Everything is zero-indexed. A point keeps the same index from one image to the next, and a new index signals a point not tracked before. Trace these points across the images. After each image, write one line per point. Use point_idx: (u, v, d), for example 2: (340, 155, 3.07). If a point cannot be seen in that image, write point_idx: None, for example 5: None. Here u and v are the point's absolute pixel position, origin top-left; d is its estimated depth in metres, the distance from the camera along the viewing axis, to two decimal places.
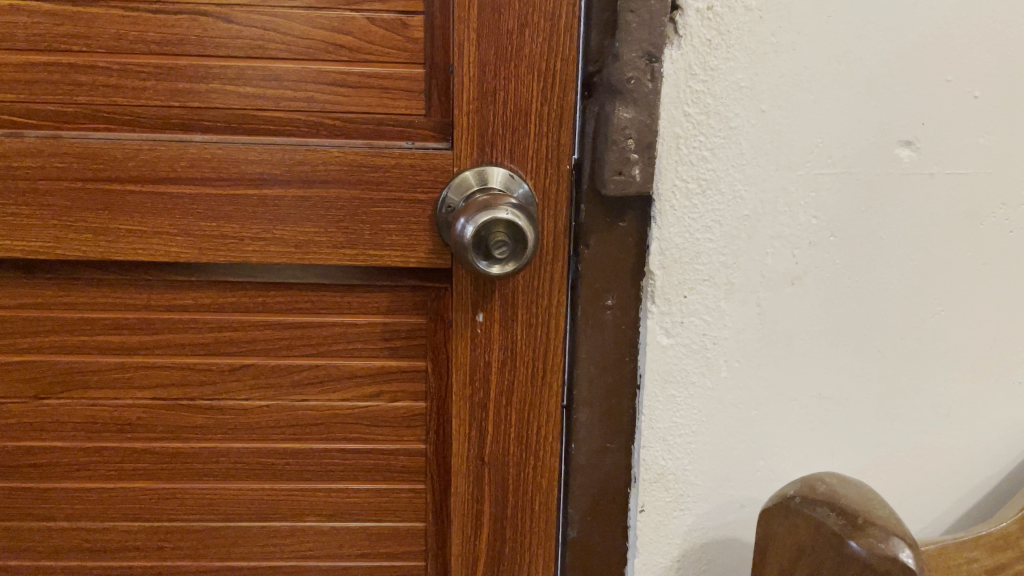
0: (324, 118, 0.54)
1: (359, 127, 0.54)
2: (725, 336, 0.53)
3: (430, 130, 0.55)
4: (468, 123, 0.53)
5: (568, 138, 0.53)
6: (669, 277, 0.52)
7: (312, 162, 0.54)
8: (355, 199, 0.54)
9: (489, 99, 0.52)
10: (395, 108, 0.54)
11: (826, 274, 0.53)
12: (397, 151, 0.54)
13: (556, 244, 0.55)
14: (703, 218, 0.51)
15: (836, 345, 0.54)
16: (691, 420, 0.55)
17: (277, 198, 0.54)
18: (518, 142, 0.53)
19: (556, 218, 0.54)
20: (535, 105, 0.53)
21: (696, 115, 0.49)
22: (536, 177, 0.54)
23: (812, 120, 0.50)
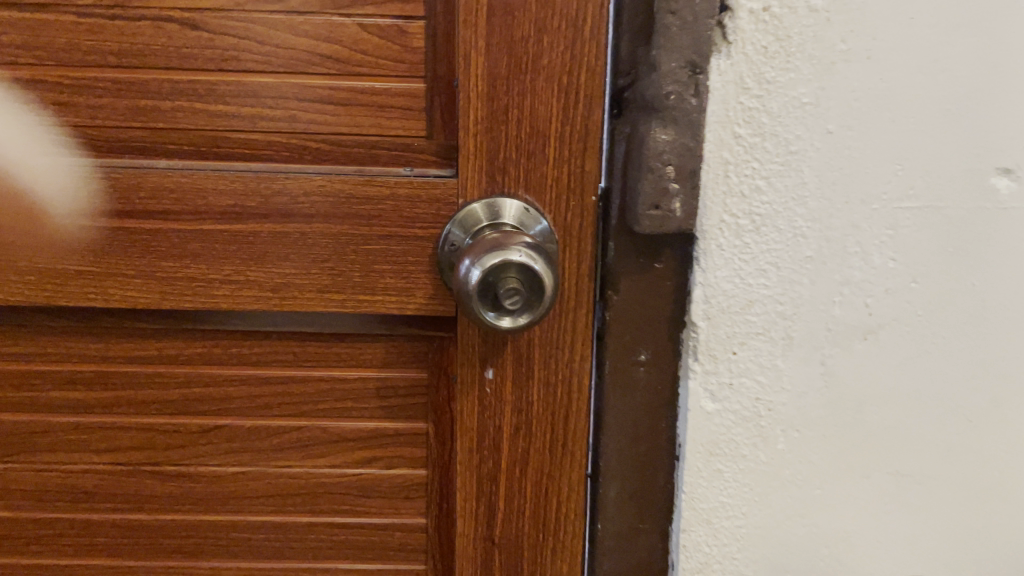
0: (308, 141, 0.46)
1: (350, 152, 0.46)
2: (782, 400, 0.45)
3: (432, 155, 0.46)
4: (476, 146, 0.45)
5: (595, 165, 0.45)
6: (715, 330, 0.44)
7: (292, 192, 0.45)
8: (343, 235, 0.46)
9: (501, 119, 0.44)
10: (390, 129, 0.46)
11: (906, 329, 0.44)
12: (393, 179, 0.46)
13: (580, 289, 0.46)
14: (757, 261, 0.43)
15: (918, 414, 0.45)
16: (741, 499, 0.46)
17: (252, 234, 0.46)
18: (535, 169, 0.45)
19: (579, 258, 0.46)
20: (555, 125, 0.44)
21: (749, 136, 0.41)
22: (557, 211, 0.45)
23: (889, 144, 0.41)
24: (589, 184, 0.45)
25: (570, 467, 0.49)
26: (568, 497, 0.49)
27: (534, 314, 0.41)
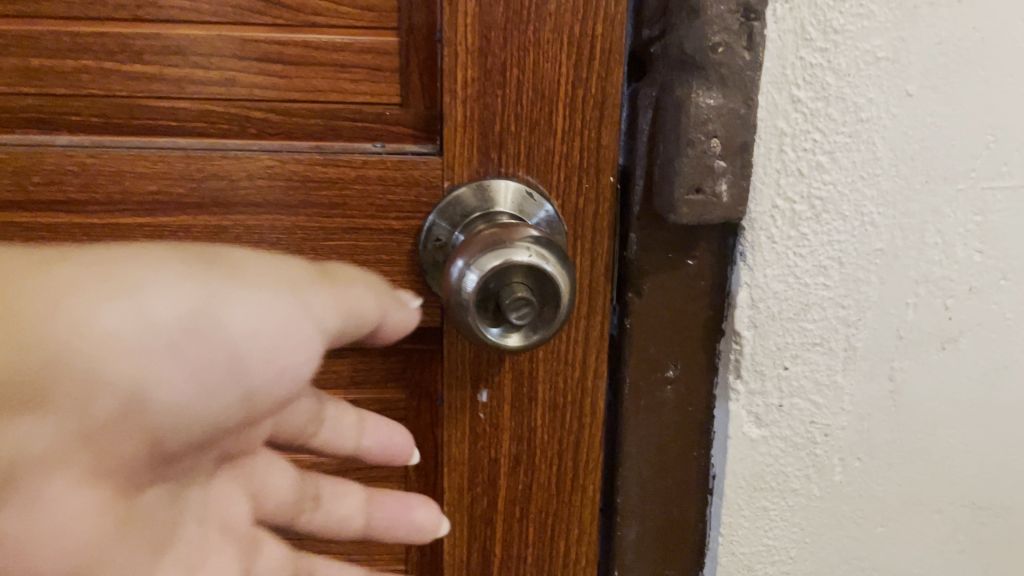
0: (251, 109, 0.36)
1: (305, 123, 0.36)
2: (841, 423, 0.37)
3: (408, 127, 0.37)
4: (466, 116, 0.35)
5: (613, 138, 0.35)
6: (763, 341, 0.35)
7: (231, 174, 0.36)
8: (298, 229, 0.37)
9: (497, 80, 0.34)
10: (355, 94, 0.36)
11: (990, 335, 0.36)
12: (359, 157, 0.36)
13: (595, 298, 0.37)
14: (816, 255, 0.34)
15: (999, 437, 0.38)
16: (789, 542, 0.38)
17: (182, 229, 0.36)
18: (538, 144, 0.35)
19: (593, 254, 0.37)
20: (566, 88, 0.35)
21: (810, 100, 0.32)
22: (567, 196, 0.36)
23: (981, 108, 0.33)
24: (606, 163, 0.36)
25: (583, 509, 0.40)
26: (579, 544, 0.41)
27: (546, 329, 0.33)
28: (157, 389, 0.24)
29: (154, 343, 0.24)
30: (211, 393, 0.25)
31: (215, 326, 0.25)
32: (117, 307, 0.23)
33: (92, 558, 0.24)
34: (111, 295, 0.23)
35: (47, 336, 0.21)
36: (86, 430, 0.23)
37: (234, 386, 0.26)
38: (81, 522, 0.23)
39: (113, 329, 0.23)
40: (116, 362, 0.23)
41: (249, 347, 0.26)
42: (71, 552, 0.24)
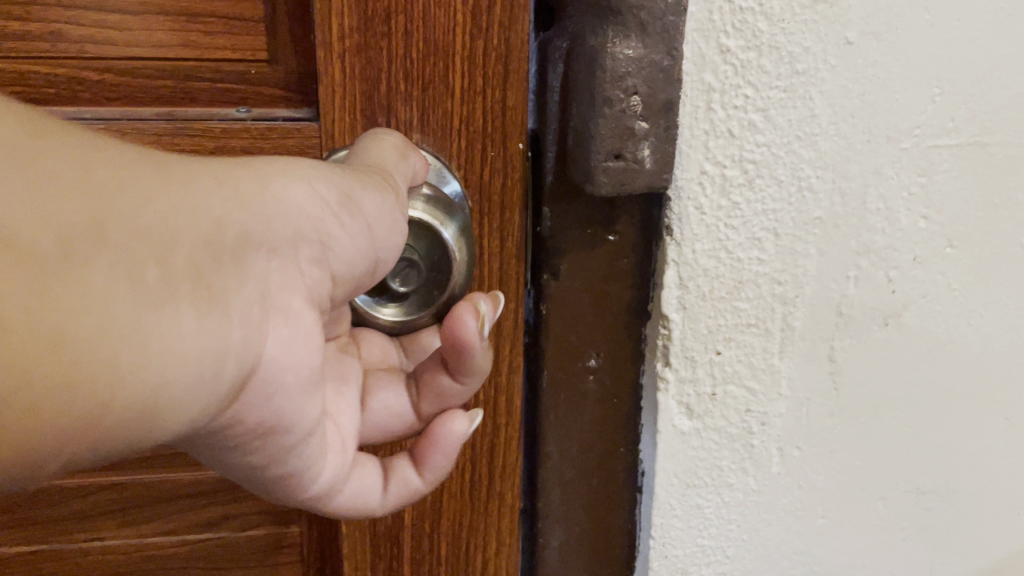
0: (83, 69, 0.30)
1: (151, 85, 0.30)
2: (778, 410, 0.33)
3: (278, 88, 0.31)
4: (343, 75, 0.29)
5: (522, 97, 0.30)
6: (693, 325, 0.31)
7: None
8: None
9: (380, 29, 0.29)
10: (212, 50, 0.30)
11: (935, 308, 0.33)
12: (217, 126, 0.31)
13: (505, 281, 0.32)
14: (748, 227, 0.30)
15: (946, 417, 0.35)
16: (726, 540, 0.35)
17: None
18: (434, 106, 0.30)
19: (502, 231, 0.32)
20: (462, 37, 0.29)
21: (741, 50, 0.28)
22: (469, 168, 0.31)
23: (926, 58, 0.30)
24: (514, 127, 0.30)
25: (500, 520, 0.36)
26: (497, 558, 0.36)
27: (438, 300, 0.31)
28: (334, 249, 0.23)
29: (329, 214, 0.22)
30: (365, 265, 0.24)
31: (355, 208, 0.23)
32: (296, 188, 0.22)
33: (306, 398, 0.23)
34: (290, 172, 0.22)
35: (269, 203, 0.21)
36: (300, 280, 0.21)
37: (371, 255, 0.24)
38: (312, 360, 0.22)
39: (300, 203, 0.21)
40: (314, 224, 0.22)
41: (378, 225, 0.24)
42: (300, 389, 0.23)
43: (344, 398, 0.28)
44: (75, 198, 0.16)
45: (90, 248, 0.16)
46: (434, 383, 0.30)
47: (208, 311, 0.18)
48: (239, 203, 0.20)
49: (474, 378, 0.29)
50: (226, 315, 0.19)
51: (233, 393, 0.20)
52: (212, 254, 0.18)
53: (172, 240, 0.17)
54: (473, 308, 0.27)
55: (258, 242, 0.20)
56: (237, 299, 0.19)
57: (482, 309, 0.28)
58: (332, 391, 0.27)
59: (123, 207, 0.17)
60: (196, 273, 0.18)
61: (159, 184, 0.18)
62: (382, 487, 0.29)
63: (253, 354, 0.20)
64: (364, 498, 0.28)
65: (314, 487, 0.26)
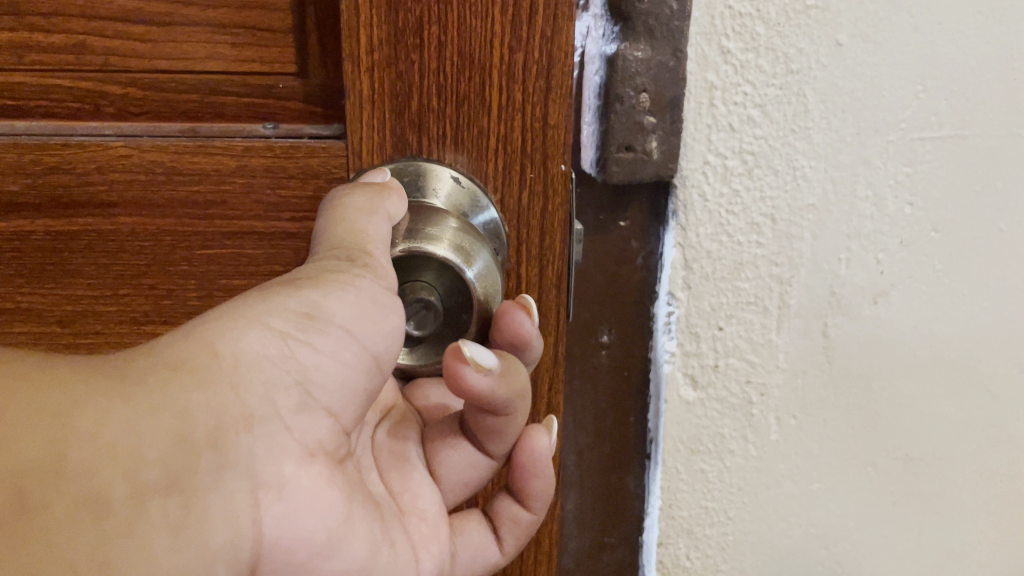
0: (104, 83, 0.29)
1: (176, 101, 0.29)
2: (777, 382, 0.36)
3: (305, 102, 0.30)
4: (373, 89, 0.28)
5: (563, 114, 0.29)
6: (697, 302, 0.35)
7: (78, 167, 0.30)
8: (168, 230, 0.30)
9: (413, 42, 0.28)
10: (240, 62, 0.29)
11: (921, 288, 0.36)
12: (239, 143, 0.30)
13: (542, 299, 0.32)
14: (748, 213, 0.33)
15: (932, 387, 0.38)
16: (728, 502, 0.38)
17: (23, 233, 0.31)
18: (470, 124, 0.29)
19: (542, 249, 0.31)
20: (500, 52, 0.28)
21: (740, 52, 0.31)
22: (507, 189, 0.30)
23: (910, 58, 0.33)
24: (555, 146, 0.30)
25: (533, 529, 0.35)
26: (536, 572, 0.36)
27: (472, 325, 0.28)
28: (312, 377, 0.24)
29: (294, 347, 0.23)
30: (354, 372, 0.25)
31: (322, 321, 0.24)
32: (254, 333, 0.22)
33: (334, 547, 0.25)
34: (240, 318, 0.22)
35: (228, 365, 0.21)
36: (284, 434, 0.23)
37: (361, 358, 0.25)
38: (323, 513, 0.25)
39: (260, 351, 0.22)
40: (284, 368, 0.23)
41: (359, 326, 0.24)
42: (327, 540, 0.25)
43: (411, 488, 0.31)
44: (33, 444, 0.17)
45: (40, 497, 0.16)
46: (497, 428, 0.30)
47: (186, 505, 0.19)
48: (200, 384, 0.20)
49: (521, 404, 0.29)
50: (207, 511, 0.20)
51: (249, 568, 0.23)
52: (182, 453, 0.19)
53: (132, 452, 0.18)
54: (465, 364, 0.26)
55: (224, 415, 0.21)
56: (222, 493, 0.21)
57: (467, 355, 0.26)
58: (401, 483, 0.31)
59: (76, 433, 0.18)
60: (164, 470, 0.19)
61: (115, 398, 0.19)
62: (496, 538, 0.33)
63: (254, 530, 0.22)
64: (484, 554, 0.32)
65: None
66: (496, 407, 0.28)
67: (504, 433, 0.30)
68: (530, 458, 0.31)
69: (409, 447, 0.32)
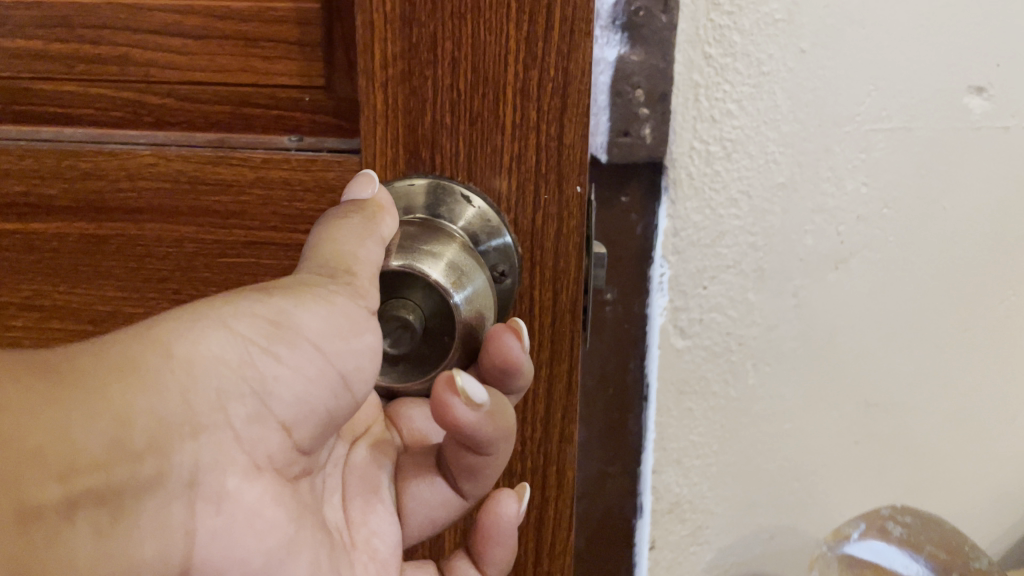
0: (142, 94, 0.36)
1: (209, 111, 0.36)
2: (753, 334, 0.43)
3: (335, 116, 0.36)
4: (394, 104, 0.31)
5: (576, 133, 0.31)
6: (685, 265, 0.42)
7: (114, 178, 0.37)
8: (194, 232, 0.37)
9: (427, 57, 0.30)
10: (268, 75, 0.35)
11: (877, 256, 0.43)
12: (252, 156, 0.36)
13: (554, 310, 0.34)
14: (727, 190, 0.41)
15: (887, 342, 0.44)
16: (711, 437, 0.45)
17: (79, 229, 0.39)
18: (485, 141, 0.31)
19: (557, 259, 0.33)
20: (513, 71, 0.30)
21: (720, 56, 0.38)
22: (521, 212, 0.32)
23: (863, 63, 0.39)
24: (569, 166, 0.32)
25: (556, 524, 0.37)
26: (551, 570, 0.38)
27: (453, 346, 0.30)
28: (270, 388, 0.26)
29: (254, 352, 0.25)
30: (321, 384, 0.28)
31: (295, 330, 0.26)
32: (216, 336, 0.24)
33: (276, 562, 0.29)
34: (212, 319, 0.24)
35: (181, 367, 0.23)
36: (230, 443, 0.25)
37: (330, 371, 0.28)
38: (260, 531, 0.27)
39: (219, 355, 0.24)
40: (242, 377, 0.25)
41: (325, 341, 0.27)
42: (266, 559, 0.28)
43: (370, 521, 0.35)
44: None
45: None
46: (474, 467, 0.34)
47: (122, 504, 0.21)
48: (136, 389, 0.21)
49: (500, 448, 0.32)
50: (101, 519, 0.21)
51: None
52: (64, 476, 0.20)
53: (27, 451, 0.19)
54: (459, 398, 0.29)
55: (166, 422, 0.22)
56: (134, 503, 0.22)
57: (459, 385, 0.29)
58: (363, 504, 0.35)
59: (16, 422, 0.19)
60: (107, 469, 0.21)
61: (44, 403, 0.19)
62: None
63: (186, 538, 0.24)
64: None
65: None
66: (481, 444, 0.31)
67: (479, 478, 0.34)
68: (495, 524, 0.35)
69: (382, 476, 0.36)
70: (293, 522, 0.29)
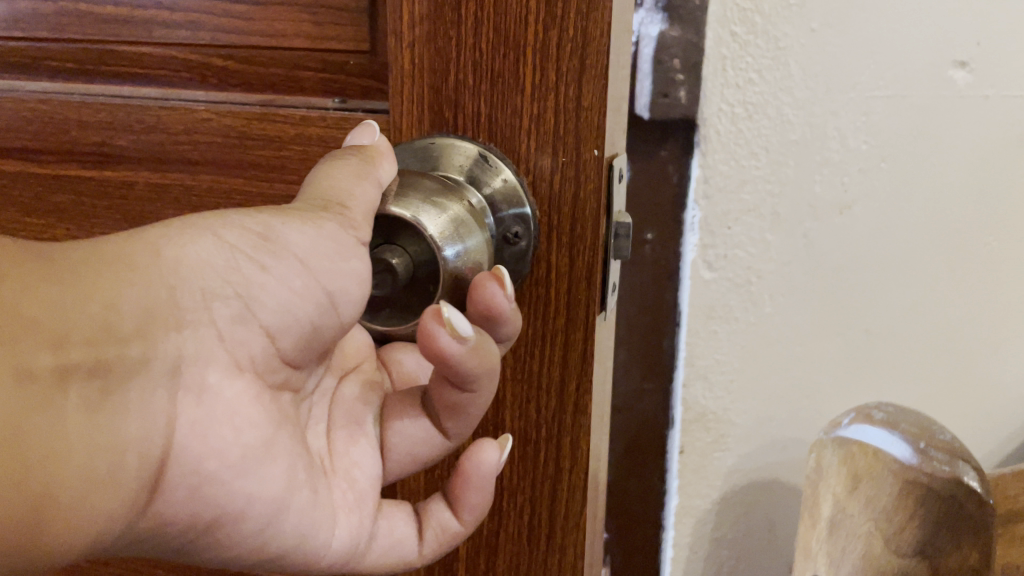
0: (209, 55, 0.43)
1: (257, 69, 0.43)
2: (770, 269, 0.52)
3: (372, 76, 0.41)
4: (426, 63, 0.37)
5: (594, 97, 0.35)
6: (713, 208, 0.50)
7: (177, 130, 0.44)
8: (237, 177, 0.44)
9: (451, 16, 0.36)
10: (317, 37, 0.41)
11: (875, 204, 0.51)
12: (295, 112, 0.42)
13: (571, 257, 0.37)
14: (749, 145, 0.49)
15: (885, 278, 0.53)
16: (733, 358, 0.53)
17: (146, 175, 0.46)
18: (505, 102, 0.36)
19: (578, 208, 0.37)
20: (530, 33, 0.35)
21: (744, 34, 0.46)
22: (537, 173, 0.37)
23: (864, 41, 0.47)
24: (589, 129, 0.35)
25: (569, 496, 0.40)
26: (564, 544, 0.40)
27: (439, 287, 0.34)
28: (255, 294, 0.29)
29: (241, 259, 0.28)
30: (308, 299, 0.30)
31: (281, 245, 0.29)
32: (205, 242, 0.28)
33: (257, 465, 0.31)
34: (203, 230, 0.28)
35: (168, 266, 0.27)
36: (213, 340, 0.28)
37: (316, 291, 0.30)
38: (239, 430, 0.29)
39: (207, 260, 0.28)
40: (229, 280, 0.28)
41: (312, 258, 0.30)
42: (245, 458, 0.30)
43: (352, 454, 0.37)
44: None
45: None
46: (457, 405, 0.36)
47: (108, 380, 0.25)
48: (132, 283, 0.25)
49: (483, 386, 0.34)
50: (112, 405, 0.25)
51: (158, 473, 0.27)
52: (86, 350, 0.24)
53: (31, 323, 0.23)
54: (448, 328, 0.31)
55: (164, 314, 0.26)
56: (132, 393, 0.25)
57: (445, 318, 0.31)
58: (345, 438, 0.37)
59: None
60: (96, 346, 0.24)
61: (42, 284, 0.23)
62: (419, 534, 0.38)
63: (168, 424, 0.27)
64: (404, 544, 0.38)
65: (337, 540, 0.35)
66: (467, 378, 0.33)
67: (460, 416, 0.37)
68: (479, 473, 0.36)
69: (367, 414, 0.39)
70: (271, 427, 0.31)
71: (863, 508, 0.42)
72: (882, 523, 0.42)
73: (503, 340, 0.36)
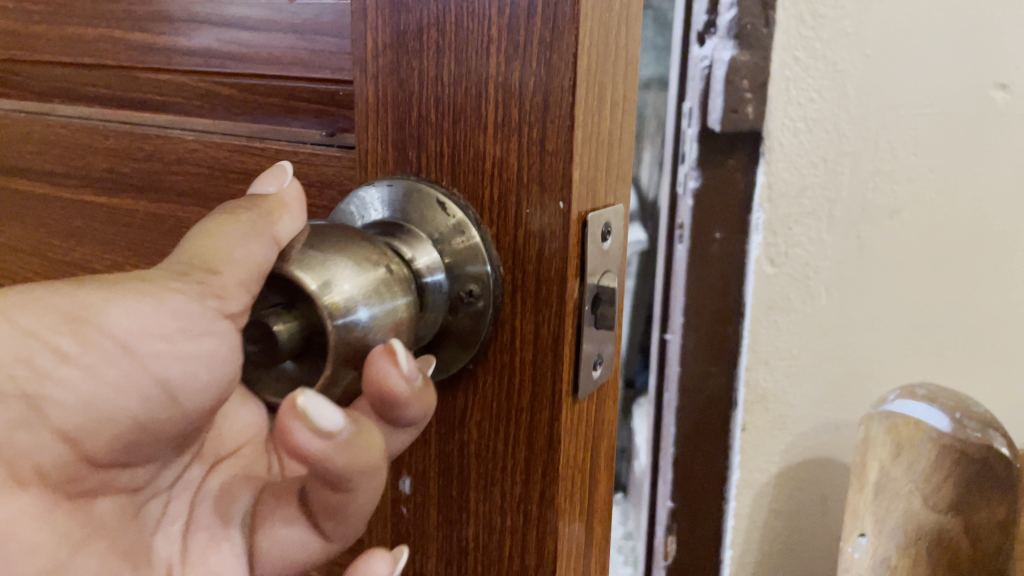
0: (217, 87, 0.49)
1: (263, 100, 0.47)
2: (825, 265, 0.58)
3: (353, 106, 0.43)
4: (392, 98, 0.37)
5: (557, 142, 0.33)
6: (776, 210, 0.57)
7: (177, 163, 0.51)
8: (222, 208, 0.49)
9: (416, 51, 0.36)
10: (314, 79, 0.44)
11: (923, 209, 0.57)
12: (269, 147, 0.46)
13: (538, 320, 0.35)
14: (809, 155, 0.56)
15: (933, 275, 0.59)
16: (792, 347, 0.60)
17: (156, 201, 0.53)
18: (467, 142, 0.35)
19: (541, 264, 0.35)
20: (495, 78, 0.34)
21: (806, 57, 0.53)
22: (502, 224, 0.35)
23: (914, 66, 0.53)
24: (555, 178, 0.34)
25: None
26: None
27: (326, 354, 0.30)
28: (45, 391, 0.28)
29: (39, 351, 0.28)
30: (128, 385, 0.31)
31: (95, 330, 0.29)
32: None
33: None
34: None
35: None
36: None
37: (142, 375, 0.31)
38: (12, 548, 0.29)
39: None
40: (17, 376, 0.28)
41: (129, 340, 0.30)
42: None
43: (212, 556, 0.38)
44: None
45: None
46: (334, 505, 0.33)
47: None
48: None
49: (360, 484, 0.31)
50: None
51: None
52: None
53: None
54: (307, 424, 0.28)
55: None
56: None
57: (302, 408, 0.27)
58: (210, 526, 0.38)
59: None
60: None
61: None
62: None
63: None
64: None
65: None
66: (338, 474, 0.30)
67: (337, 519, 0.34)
68: None
69: (235, 509, 0.38)
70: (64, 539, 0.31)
71: (905, 472, 0.48)
72: (922, 484, 0.48)
73: (406, 419, 0.32)
